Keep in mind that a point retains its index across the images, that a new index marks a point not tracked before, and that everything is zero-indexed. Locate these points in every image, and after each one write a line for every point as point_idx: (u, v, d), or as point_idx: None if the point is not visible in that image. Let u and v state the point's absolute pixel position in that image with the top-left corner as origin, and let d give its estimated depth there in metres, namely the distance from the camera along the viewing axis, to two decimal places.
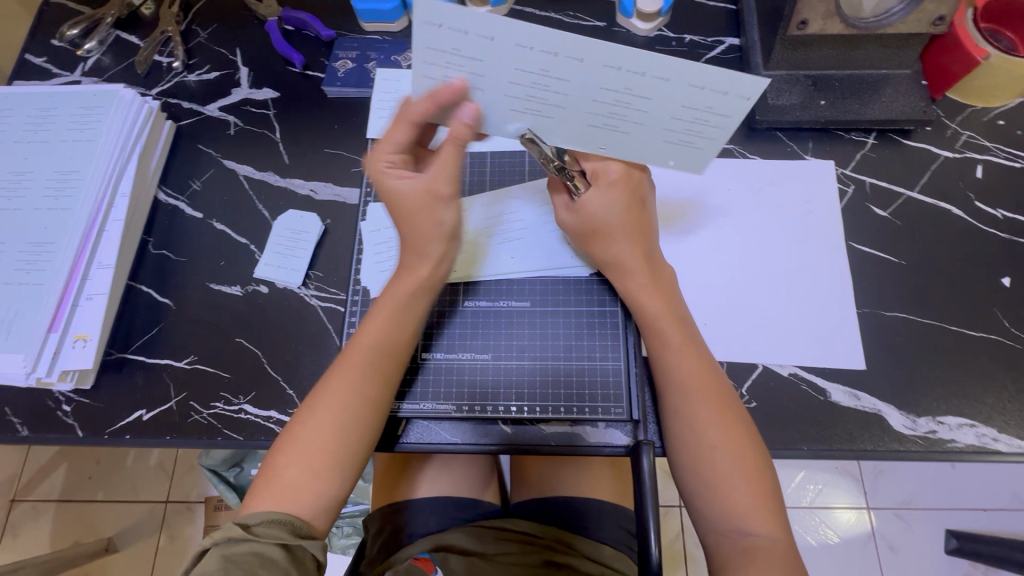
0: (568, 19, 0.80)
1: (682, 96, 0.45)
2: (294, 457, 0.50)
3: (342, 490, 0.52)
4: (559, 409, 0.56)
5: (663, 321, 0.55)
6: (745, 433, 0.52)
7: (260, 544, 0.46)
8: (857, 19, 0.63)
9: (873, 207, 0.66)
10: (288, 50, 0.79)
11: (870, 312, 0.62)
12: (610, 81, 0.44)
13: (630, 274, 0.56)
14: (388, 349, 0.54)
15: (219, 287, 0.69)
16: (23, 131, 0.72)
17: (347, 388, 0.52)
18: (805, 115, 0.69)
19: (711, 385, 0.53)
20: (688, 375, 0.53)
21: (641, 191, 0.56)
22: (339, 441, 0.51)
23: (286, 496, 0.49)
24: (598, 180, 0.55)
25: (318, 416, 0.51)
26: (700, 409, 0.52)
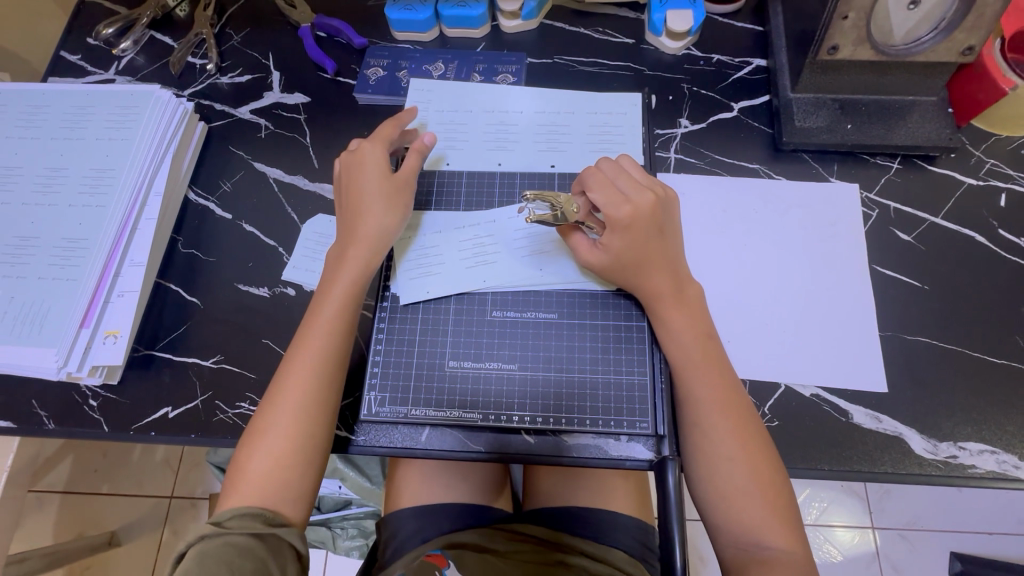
0: (598, 35, 0.81)
1: (589, 117, 0.69)
2: (258, 452, 0.53)
3: (309, 482, 0.54)
4: (583, 420, 0.57)
5: (688, 334, 0.56)
6: (766, 448, 0.53)
7: (235, 538, 0.48)
8: (887, 46, 0.64)
9: (897, 231, 0.67)
10: (320, 56, 0.80)
11: (893, 335, 0.63)
12: (538, 120, 0.69)
13: (656, 290, 0.57)
14: (331, 356, 0.56)
15: (247, 288, 0.70)
16: (60, 128, 0.74)
17: (298, 392, 0.54)
18: (832, 138, 0.69)
19: (737, 400, 0.54)
20: (716, 393, 0.54)
21: (656, 221, 0.57)
22: (298, 427, 0.54)
23: (261, 491, 0.52)
24: (613, 223, 0.56)
25: (277, 409, 0.54)
26: (722, 425, 0.53)
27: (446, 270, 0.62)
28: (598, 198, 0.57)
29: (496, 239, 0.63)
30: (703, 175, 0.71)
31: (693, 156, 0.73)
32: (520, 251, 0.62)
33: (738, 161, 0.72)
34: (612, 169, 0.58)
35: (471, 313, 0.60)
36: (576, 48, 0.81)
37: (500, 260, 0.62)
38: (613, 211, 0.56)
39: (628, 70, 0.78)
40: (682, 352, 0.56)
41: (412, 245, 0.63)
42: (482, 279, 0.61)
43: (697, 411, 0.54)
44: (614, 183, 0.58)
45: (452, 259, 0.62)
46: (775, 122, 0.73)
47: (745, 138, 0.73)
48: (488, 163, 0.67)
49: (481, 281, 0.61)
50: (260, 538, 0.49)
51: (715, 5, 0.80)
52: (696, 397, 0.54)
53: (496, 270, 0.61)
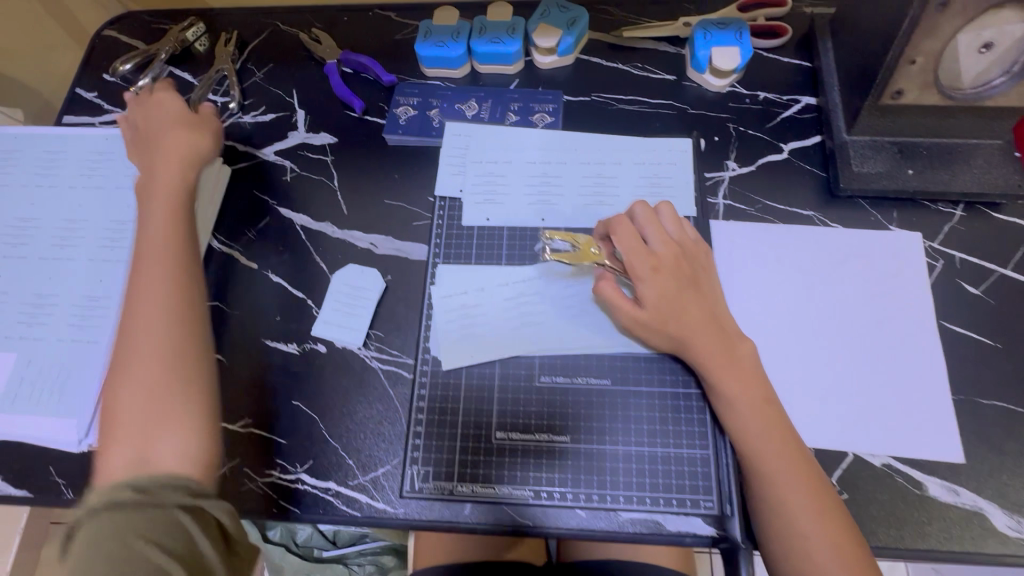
0: (638, 71, 0.78)
1: (635, 169, 0.68)
2: (121, 424, 0.49)
3: (203, 435, 0.50)
4: (642, 498, 0.53)
5: (747, 396, 0.51)
6: (846, 526, 0.47)
7: (144, 518, 0.44)
8: (954, 91, 0.61)
9: (964, 284, 0.63)
10: (349, 95, 0.77)
11: (967, 399, 0.59)
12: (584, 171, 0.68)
13: (705, 351, 0.52)
14: (168, 335, 0.52)
15: (275, 344, 0.66)
16: (77, 175, 0.70)
17: (154, 354, 0.51)
18: (893, 184, 0.66)
19: (808, 476, 0.49)
20: (784, 468, 0.49)
21: (686, 270, 0.54)
22: (163, 365, 0.51)
23: (157, 445, 0.48)
24: (636, 274, 0.53)
25: (132, 372, 0.50)
26: (795, 499, 0.48)
27: (488, 332, 0.59)
28: (624, 245, 0.54)
29: (540, 299, 0.60)
30: (754, 223, 0.68)
31: (742, 202, 0.69)
32: (567, 312, 0.59)
33: (790, 207, 0.69)
34: (646, 216, 0.56)
35: (516, 380, 0.57)
36: (615, 84, 0.77)
37: (546, 322, 0.59)
38: (637, 261, 0.53)
39: (670, 108, 0.75)
40: (741, 422, 0.51)
41: (459, 304, 0.61)
42: (530, 344, 0.58)
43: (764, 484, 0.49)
44: (642, 234, 0.55)
45: (496, 322, 0.59)
46: (829, 166, 0.69)
47: (796, 182, 0.70)
48: (531, 217, 0.65)
49: (528, 345, 0.58)
50: (176, 516, 0.45)
51: (760, 40, 0.77)
52: (762, 473, 0.49)
53: (543, 333, 0.58)
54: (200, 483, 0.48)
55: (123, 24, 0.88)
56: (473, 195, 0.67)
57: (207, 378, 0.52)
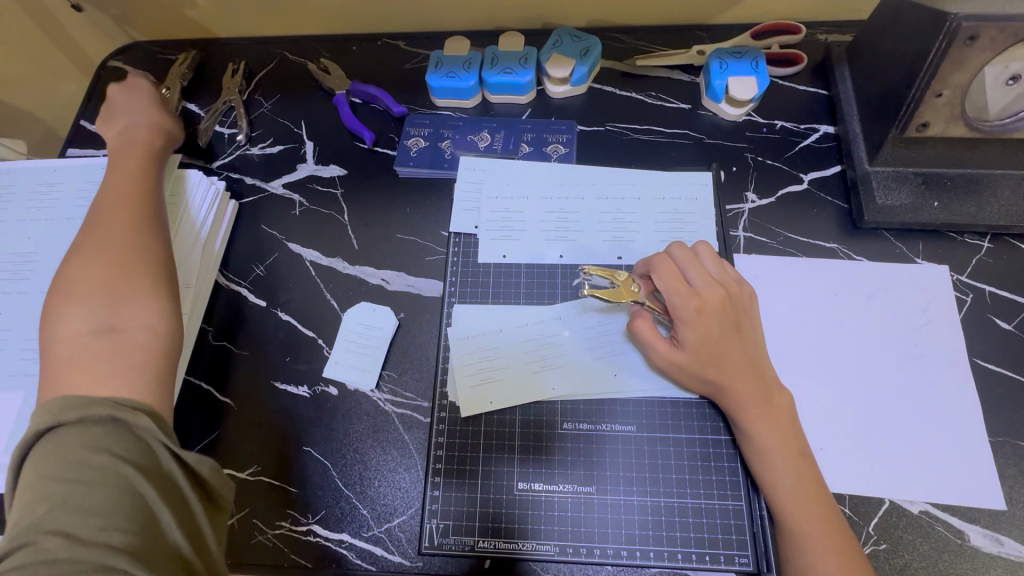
0: (652, 100, 0.76)
1: (654, 203, 0.66)
2: (77, 359, 0.46)
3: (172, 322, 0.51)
4: (674, 554, 0.50)
5: (783, 450, 0.49)
6: None
7: (93, 467, 0.39)
8: (980, 122, 0.59)
9: (996, 319, 0.62)
10: (358, 127, 0.76)
11: (1005, 441, 0.56)
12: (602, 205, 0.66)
13: (742, 397, 0.51)
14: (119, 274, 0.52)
15: (284, 386, 0.64)
16: (77, 207, 0.68)
17: (111, 259, 0.52)
18: (918, 217, 0.64)
19: (843, 538, 0.46)
20: (819, 527, 0.46)
21: (729, 314, 0.52)
22: (130, 259, 0.52)
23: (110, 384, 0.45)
24: (678, 316, 0.52)
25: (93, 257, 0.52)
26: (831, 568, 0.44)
27: (508, 373, 0.57)
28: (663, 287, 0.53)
29: (561, 339, 0.58)
30: (777, 256, 0.66)
31: (763, 235, 0.67)
32: (589, 353, 0.57)
33: (812, 239, 0.67)
34: (686, 256, 0.54)
35: (540, 427, 0.55)
36: (629, 114, 0.76)
37: (568, 363, 0.57)
38: (679, 303, 0.52)
39: (687, 138, 0.73)
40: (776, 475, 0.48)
41: (476, 346, 0.59)
42: (553, 387, 0.56)
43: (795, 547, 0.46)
44: (685, 275, 0.53)
45: (517, 362, 0.57)
46: (851, 197, 0.68)
47: (817, 213, 0.68)
48: (549, 254, 0.63)
49: (549, 388, 0.56)
50: (122, 474, 0.39)
51: (776, 68, 0.76)
52: (795, 531, 0.47)
53: (565, 375, 0.56)
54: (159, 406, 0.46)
55: (128, 54, 0.87)
56: (489, 233, 0.65)
57: (178, 339, 0.51)
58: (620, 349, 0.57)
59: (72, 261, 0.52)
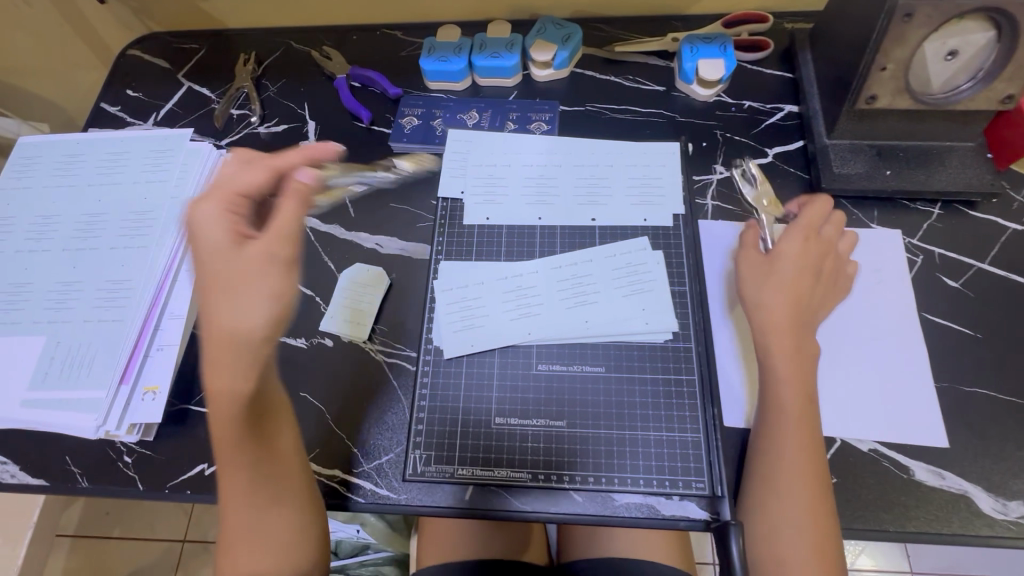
0: (629, 82, 0.82)
1: (627, 171, 0.72)
2: (250, 508, 0.51)
3: (314, 533, 0.54)
4: (638, 480, 0.55)
5: (796, 387, 0.54)
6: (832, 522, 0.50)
7: None
8: (923, 94, 0.64)
9: (944, 278, 0.66)
10: (356, 107, 0.82)
11: (950, 386, 0.61)
12: (580, 172, 0.72)
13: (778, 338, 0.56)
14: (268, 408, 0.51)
15: (284, 339, 0.69)
16: (96, 174, 0.74)
17: (251, 493, 0.51)
18: (872, 184, 0.69)
19: (815, 459, 0.52)
20: (784, 443, 0.52)
21: (814, 260, 0.60)
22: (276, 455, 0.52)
23: (259, 560, 0.51)
24: (795, 226, 0.62)
25: (247, 471, 0.51)
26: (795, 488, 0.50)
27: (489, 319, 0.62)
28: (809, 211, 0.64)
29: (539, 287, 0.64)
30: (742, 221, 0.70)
31: (730, 203, 0.72)
32: (563, 300, 0.62)
33: (776, 207, 0.72)
34: (835, 217, 0.64)
35: (513, 367, 0.60)
36: (608, 95, 0.82)
37: (544, 309, 0.62)
38: (808, 219, 0.63)
39: (660, 116, 0.79)
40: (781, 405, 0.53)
41: (458, 296, 0.64)
42: (530, 330, 0.61)
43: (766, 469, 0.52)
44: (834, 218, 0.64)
45: (498, 309, 0.63)
46: (812, 168, 0.73)
47: (781, 183, 0.73)
48: (529, 215, 0.69)
49: (524, 333, 0.61)
50: None
51: (744, 53, 0.82)
52: (769, 451, 0.53)
53: (543, 319, 0.61)
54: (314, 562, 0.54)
55: (147, 44, 0.95)
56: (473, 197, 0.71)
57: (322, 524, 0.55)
58: (589, 297, 0.62)
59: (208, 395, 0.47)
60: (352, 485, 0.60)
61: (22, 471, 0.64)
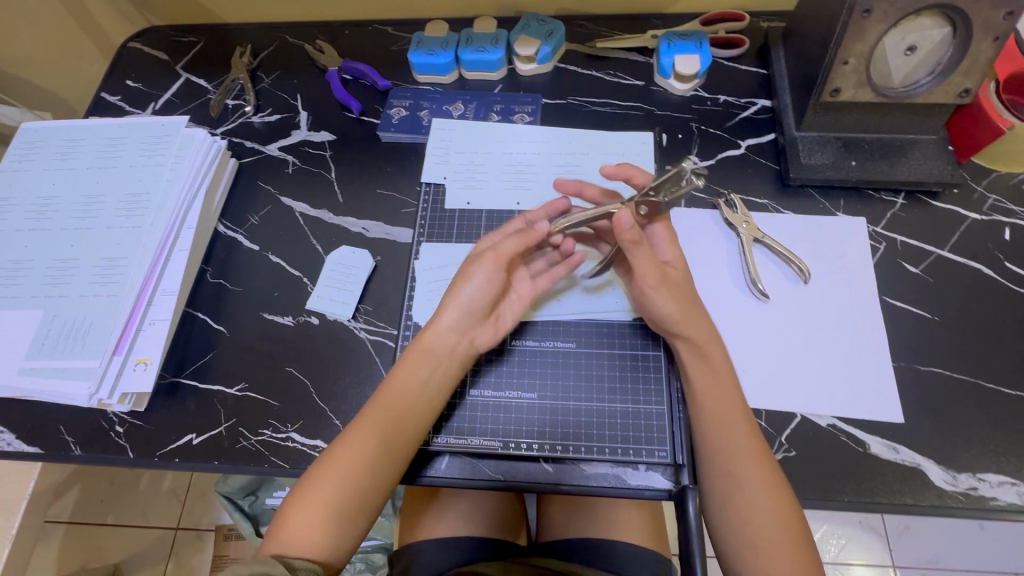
0: (610, 77, 0.85)
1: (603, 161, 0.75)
2: (327, 488, 0.52)
3: (356, 536, 0.53)
4: (604, 449, 0.58)
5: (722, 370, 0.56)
6: (784, 491, 0.52)
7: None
8: (886, 88, 0.67)
9: (905, 264, 0.69)
10: (346, 98, 0.85)
11: (907, 365, 0.64)
12: (558, 161, 0.76)
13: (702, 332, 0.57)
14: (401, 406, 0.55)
15: (272, 317, 0.72)
16: (94, 159, 0.77)
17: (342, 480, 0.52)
18: (837, 174, 0.72)
19: (757, 436, 0.54)
20: (727, 425, 0.54)
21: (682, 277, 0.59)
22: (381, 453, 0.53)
23: (308, 529, 0.50)
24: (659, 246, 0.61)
25: (354, 452, 0.53)
26: (743, 456, 0.53)
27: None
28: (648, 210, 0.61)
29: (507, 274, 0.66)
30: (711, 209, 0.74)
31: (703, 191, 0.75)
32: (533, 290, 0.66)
33: (746, 196, 0.75)
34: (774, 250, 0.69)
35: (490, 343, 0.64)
36: (588, 89, 0.85)
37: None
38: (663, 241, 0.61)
39: (638, 109, 0.82)
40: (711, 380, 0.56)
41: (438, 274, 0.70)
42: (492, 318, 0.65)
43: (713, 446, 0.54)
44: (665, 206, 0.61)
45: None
46: (781, 159, 0.76)
47: (752, 174, 0.76)
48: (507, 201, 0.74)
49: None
50: None
51: (719, 50, 0.85)
52: (714, 418, 0.55)
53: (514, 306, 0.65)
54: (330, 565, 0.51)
55: (147, 38, 0.97)
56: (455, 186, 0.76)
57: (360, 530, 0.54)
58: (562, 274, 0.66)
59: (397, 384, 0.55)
60: (423, 463, 0.59)
61: (18, 439, 0.66)
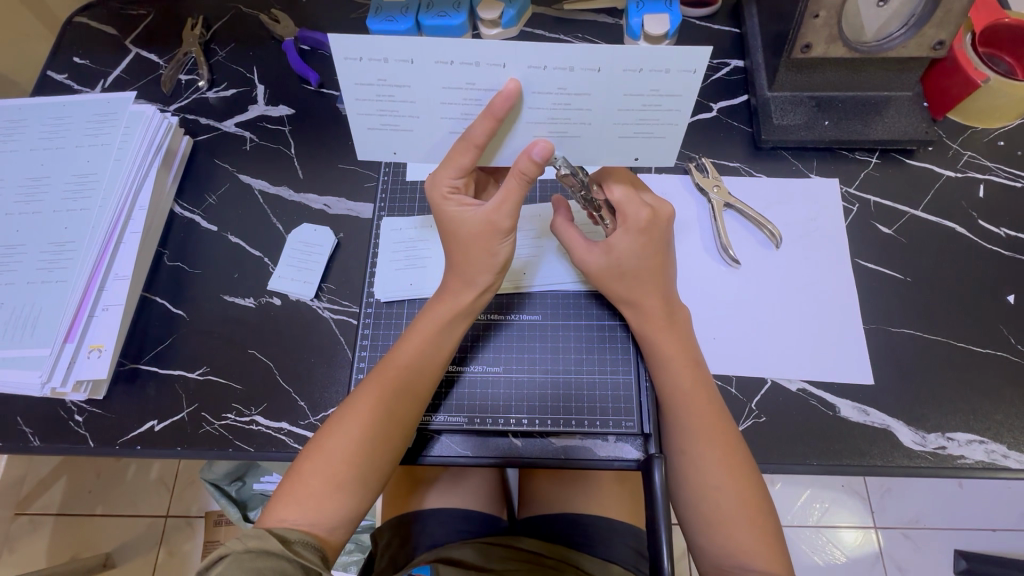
0: (578, 41, 0.82)
1: None
2: (319, 467, 0.51)
3: (352, 513, 0.51)
4: (570, 422, 0.58)
5: (676, 337, 0.55)
6: (746, 463, 0.52)
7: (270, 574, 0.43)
8: (860, 43, 0.65)
9: (878, 225, 0.68)
10: (303, 68, 0.81)
11: (878, 328, 0.63)
12: None
13: (652, 311, 0.56)
14: (394, 378, 0.54)
15: (232, 299, 0.70)
16: (39, 139, 0.74)
17: (340, 462, 0.51)
18: (810, 135, 0.70)
19: (717, 406, 0.54)
20: (691, 398, 0.53)
21: (665, 236, 0.56)
22: (375, 435, 0.52)
23: (308, 505, 0.49)
24: (626, 222, 0.55)
25: (345, 430, 0.52)
26: (698, 425, 0.53)
27: (389, 52, 0.43)
28: (615, 188, 0.56)
29: (433, 75, 0.45)
30: (683, 171, 0.72)
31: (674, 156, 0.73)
32: (444, 113, 0.48)
33: (717, 160, 0.73)
34: (625, 195, 0.56)
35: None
36: None
37: (416, 124, 0.49)
38: (631, 211, 0.55)
39: None
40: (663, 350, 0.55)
41: (406, 240, 0.70)
42: (430, 63, 0.44)
43: (672, 411, 0.54)
44: (636, 191, 0.56)
45: (367, 92, 0.46)
46: (753, 121, 0.73)
47: (725, 137, 0.74)
48: None
49: (389, 153, 0.52)
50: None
51: (691, 9, 0.81)
52: (668, 387, 0.55)
53: (437, 83, 0.45)
54: (327, 551, 0.50)
55: (92, 11, 0.91)
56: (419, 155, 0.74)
57: (359, 509, 0.52)
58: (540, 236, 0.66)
59: (393, 363, 0.54)
60: (420, 444, 0.59)
61: None
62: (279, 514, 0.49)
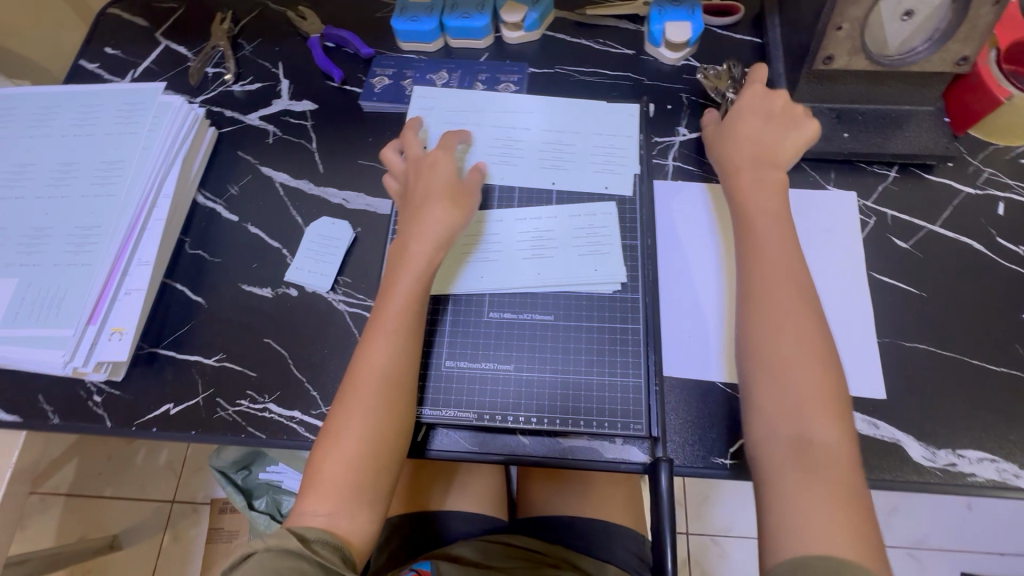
0: (599, 46, 0.83)
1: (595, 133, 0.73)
2: (331, 453, 0.52)
3: (365, 507, 0.52)
4: (580, 423, 0.59)
5: (787, 272, 0.56)
6: (829, 417, 0.50)
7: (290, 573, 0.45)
8: (882, 57, 0.65)
9: (895, 239, 0.68)
10: (328, 65, 0.83)
11: (891, 342, 0.63)
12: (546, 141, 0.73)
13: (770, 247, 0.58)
14: (391, 368, 0.55)
15: (251, 288, 0.71)
16: (70, 125, 0.76)
17: (353, 443, 0.52)
18: (829, 146, 0.70)
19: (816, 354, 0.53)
20: (788, 332, 0.53)
21: (793, 120, 0.66)
22: (381, 419, 0.53)
23: (326, 494, 0.51)
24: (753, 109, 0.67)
25: (349, 411, 0.54)
26: (791, 361, 0.52)
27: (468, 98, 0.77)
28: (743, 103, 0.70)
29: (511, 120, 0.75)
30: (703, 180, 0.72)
31: (692, 164, 0.73)
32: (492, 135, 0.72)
33: None
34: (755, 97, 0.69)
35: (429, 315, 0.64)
36: (581, 59, 0.82)
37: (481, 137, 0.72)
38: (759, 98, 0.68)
39: (627, 80, 0.80)
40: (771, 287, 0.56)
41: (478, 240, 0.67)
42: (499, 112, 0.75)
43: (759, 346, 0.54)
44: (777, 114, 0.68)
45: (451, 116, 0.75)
46: None
47: None
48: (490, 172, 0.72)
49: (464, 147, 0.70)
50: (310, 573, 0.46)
51: (714, 18, 0.81)
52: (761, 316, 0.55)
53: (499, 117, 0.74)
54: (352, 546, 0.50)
55: (125, 3, 0.93)
56: None
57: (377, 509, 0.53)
58: (547, 236, 0.67)
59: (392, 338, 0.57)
60: (426, 439, 0.60)
61: None
62: (301, 509, 0.51)
